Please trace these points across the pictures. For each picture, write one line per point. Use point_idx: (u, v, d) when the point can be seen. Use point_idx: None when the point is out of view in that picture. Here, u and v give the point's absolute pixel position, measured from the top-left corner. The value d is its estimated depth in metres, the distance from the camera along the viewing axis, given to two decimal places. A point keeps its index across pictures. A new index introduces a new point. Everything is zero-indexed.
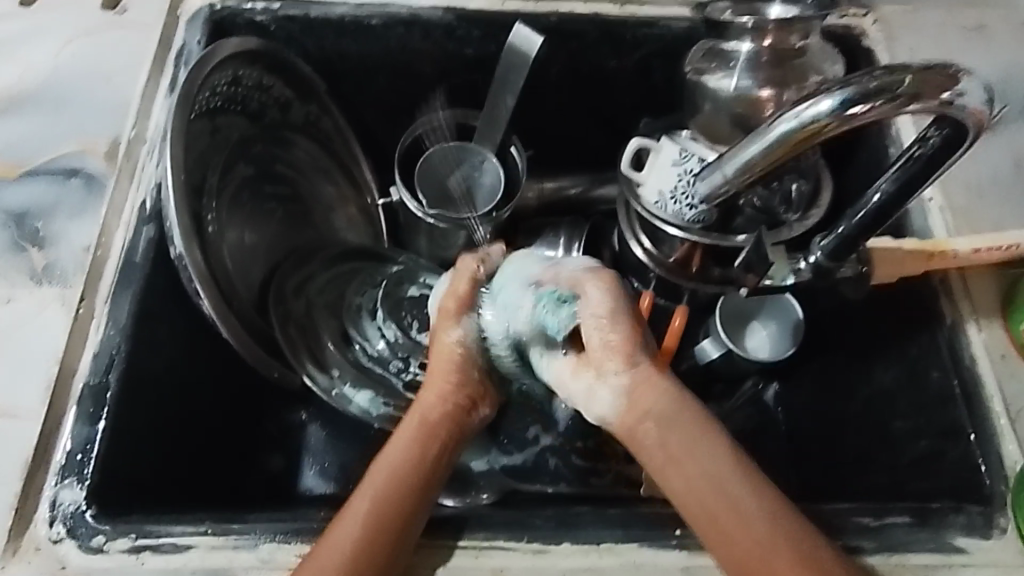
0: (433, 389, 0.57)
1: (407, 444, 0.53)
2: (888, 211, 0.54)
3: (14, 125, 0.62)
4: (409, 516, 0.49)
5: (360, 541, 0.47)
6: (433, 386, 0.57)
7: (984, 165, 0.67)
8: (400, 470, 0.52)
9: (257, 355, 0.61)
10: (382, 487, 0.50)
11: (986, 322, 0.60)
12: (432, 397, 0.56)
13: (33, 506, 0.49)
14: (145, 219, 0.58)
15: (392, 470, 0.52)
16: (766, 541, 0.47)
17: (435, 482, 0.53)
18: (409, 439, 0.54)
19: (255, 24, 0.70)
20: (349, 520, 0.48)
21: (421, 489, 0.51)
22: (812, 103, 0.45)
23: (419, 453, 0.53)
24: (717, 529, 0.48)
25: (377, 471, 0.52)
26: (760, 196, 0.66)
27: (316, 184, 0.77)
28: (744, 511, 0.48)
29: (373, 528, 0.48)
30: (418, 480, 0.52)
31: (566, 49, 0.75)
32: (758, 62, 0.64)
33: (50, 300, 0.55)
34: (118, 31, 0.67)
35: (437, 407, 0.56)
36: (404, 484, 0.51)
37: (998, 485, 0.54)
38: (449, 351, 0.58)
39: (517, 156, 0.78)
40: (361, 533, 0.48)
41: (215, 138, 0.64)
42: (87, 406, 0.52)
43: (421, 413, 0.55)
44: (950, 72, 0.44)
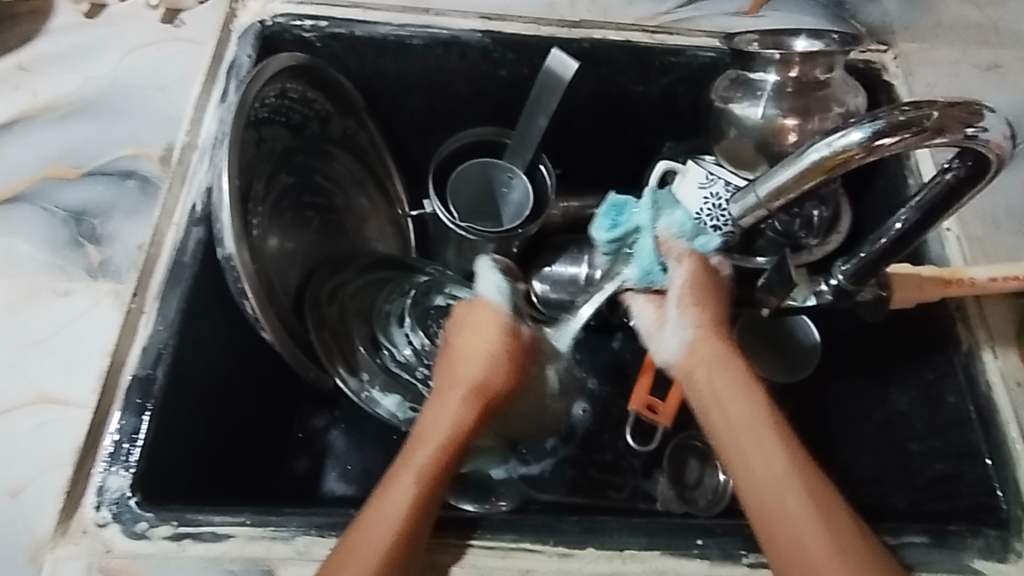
0: (467, 371, 0.59)
1: (450, 411, 0.57)
2: (910, 238, 0.56)
3: (75, 130, 0.66)
4: (425, 515, 0.50)
5: (417, 505, 0.50)
6: (474, 375, 0.59)
7: (999, 198, 0.69)
8: (446, 443, 0.55)
9: (295, 357, 0.64)
10: (420, 473, 0.52)
11: (1002, 351, 0.62)
12: (479, 377, 0.59)
13: (82, 490, 0.51)
14: (196, 221, 0.61)
15: (430, 443, 0.55)
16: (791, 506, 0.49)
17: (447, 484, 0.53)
18: (446, 415, 0.57)
19: (301, 40, 0.74)
20: (402, 487, 0.51)
21: (439, 491, 0.52)
22: (843, 133, 0.47)
23: (464, 425, 0.57)
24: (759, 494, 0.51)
25: (423, 445, 0.55)
26: (782, 221, 0.69)
27: (352, 196, 0.80)
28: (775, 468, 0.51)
29: (423, 499, 0.51)
30: (457, 454, 0.55)
31: (597, 74, 0.78)
32: (782, 92, 0.67)
33: (104, 295, 0.58)
34: (175, 44, 0.71)
35: (482, 377, 0.59)
36: (438, 462, 0.53)
37: (1014, 508, 0.56)
38: (494, 348, 0.61)
39: (546, 173, 0.81)
40: (400, 517, 0.49)
41: (261, 147, 0.67)
42: (135, 397, 0.54)
43: (463, 396, 0.58)
44: (974, 108, 0.46)
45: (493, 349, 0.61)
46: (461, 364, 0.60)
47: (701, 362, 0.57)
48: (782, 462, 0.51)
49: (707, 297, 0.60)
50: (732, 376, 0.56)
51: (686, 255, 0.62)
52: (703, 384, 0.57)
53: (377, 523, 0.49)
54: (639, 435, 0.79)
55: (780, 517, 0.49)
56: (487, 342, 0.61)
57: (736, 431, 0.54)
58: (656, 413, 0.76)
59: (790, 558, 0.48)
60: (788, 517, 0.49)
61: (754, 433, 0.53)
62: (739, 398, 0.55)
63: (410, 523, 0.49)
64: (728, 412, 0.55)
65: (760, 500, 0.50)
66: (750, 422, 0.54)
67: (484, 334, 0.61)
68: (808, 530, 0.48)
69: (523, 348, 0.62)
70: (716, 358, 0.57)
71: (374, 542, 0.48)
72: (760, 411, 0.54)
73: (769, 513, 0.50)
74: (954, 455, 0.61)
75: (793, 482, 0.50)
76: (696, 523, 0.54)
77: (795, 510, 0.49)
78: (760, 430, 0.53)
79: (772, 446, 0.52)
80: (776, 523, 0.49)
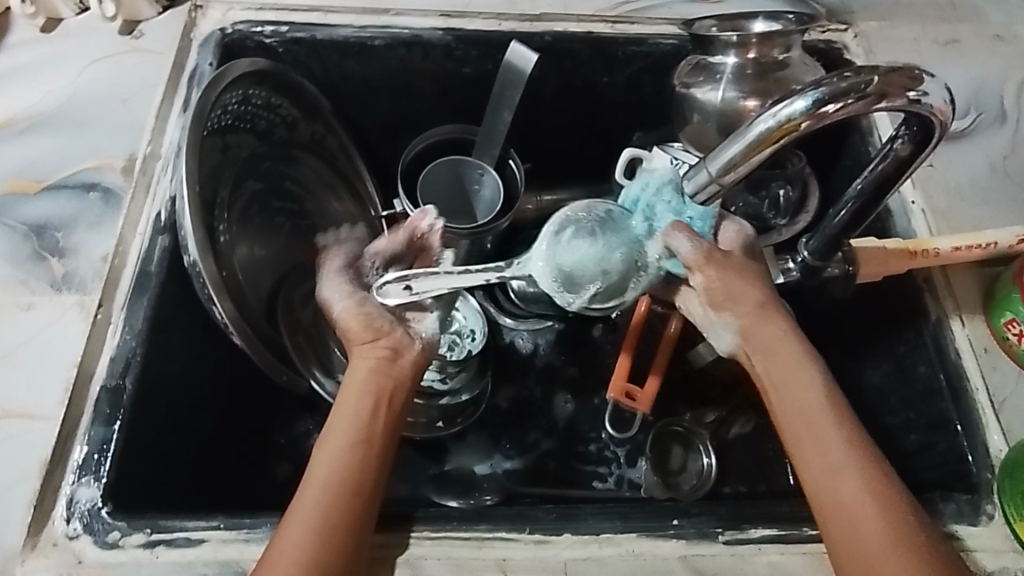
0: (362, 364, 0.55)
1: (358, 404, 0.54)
2: (867, 209, 0.57)
3: (35, 145, 0.66)
4: (337, 518, 0.48)
5: (320, 526, 0.48)
6: (359, 377, 0.55)
7: (962, 170, 0.70)
8: (355, 439, 0.52)
9: (265, 360, 0.62)
10: (330, 473, 0.50)
11: (969, 318, 0.62)
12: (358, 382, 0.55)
13: (52, 502, 0.50)
14: (160, 229, 0.61)
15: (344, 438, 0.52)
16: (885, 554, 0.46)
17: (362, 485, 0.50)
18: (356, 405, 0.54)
19: (263, 47, 0.74)
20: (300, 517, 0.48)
21: (352, 493, 0.50)
22: (787, 104, 0.47)
23: (371, 415, 0.54)
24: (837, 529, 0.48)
25: (336, 446, 0.52)
26: (748, 203, 0.71)
27: (323, 201, 0.80)
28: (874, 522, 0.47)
29: (331, 503, 0.49)
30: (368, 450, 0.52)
31: (560, 66, 0.78)
32: (742, 74, 0.68)
33: (70, 306, 0.58)
34: (134, 55, 0.71)
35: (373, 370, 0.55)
36: (352, 459, 0.51)
37: (985, 473, 0.56)
38: (363, 353, 0.55)
39: (515, 168, 0.81)
40: (314, 523, 0.48)
41: (226, 154, 0.67)
42: (105, 407, 0.54)
43: (354, 401, 0.54)
44: (914, 74, 0.47)
45: (366, 338, 0.56)
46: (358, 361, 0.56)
47: (804, 418, 0.52)
48: (842, 441, 0.51)
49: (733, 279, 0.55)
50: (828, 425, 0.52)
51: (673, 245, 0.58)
52: (762, 358, 0.55)
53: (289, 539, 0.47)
54: (619, 424, 0.78)
55: (837, 508, 0.49)
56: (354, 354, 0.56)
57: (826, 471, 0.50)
58: (634, 399, 0.75)
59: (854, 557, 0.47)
60: (840, 496, 0.49)
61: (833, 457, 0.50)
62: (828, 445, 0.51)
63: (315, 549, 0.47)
64: (793, 385, 0.54)
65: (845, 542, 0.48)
66: (813, 408, 0.52)
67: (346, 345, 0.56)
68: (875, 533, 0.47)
69: (386, 342, 0.56)
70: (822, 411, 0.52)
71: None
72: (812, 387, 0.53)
73: (827, 511, 0.49)
74: (928, 426, 0.61)
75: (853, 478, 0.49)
76: (671, 505, 0.55)
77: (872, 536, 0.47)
78: (819, 420, 0.52)
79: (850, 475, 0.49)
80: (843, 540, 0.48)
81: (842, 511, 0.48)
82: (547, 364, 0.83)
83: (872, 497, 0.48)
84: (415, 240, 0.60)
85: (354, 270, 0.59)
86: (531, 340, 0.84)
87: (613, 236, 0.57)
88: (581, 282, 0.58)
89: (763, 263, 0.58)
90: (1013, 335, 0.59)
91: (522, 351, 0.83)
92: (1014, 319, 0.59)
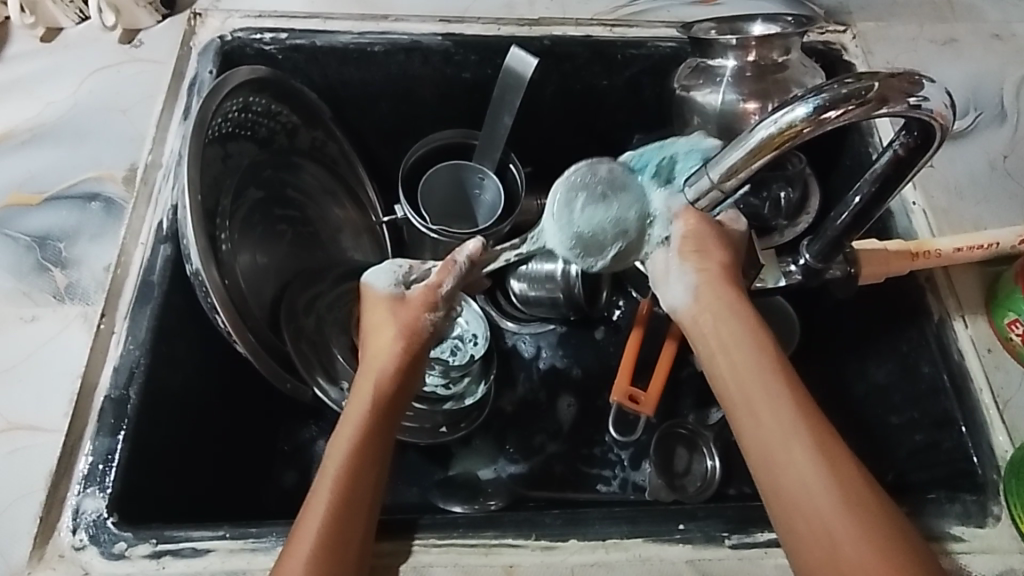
0: (382, 349, 0.55)
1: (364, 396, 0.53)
2: (869, 212, 0.57)
3: (37, 156, 0.66)
4: (334, 511, 0.48)
5: (331, 506, 0.48)
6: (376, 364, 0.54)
7: (962, 169, 0.70)
8: (359, 428, 0.52)
9: (271, 369, 0.63)
10: (337, 463, 0.50)
11: (971, 318, 0.63)
12: (380, 354, 0.55)
13: (58, 514, 0.50)
14: (163, 239, 0.61)
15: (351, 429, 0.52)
16: (843, 539, 0.44)
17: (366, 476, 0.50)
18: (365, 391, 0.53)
19: (263, 54, 0.74)
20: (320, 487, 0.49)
21: (354, 485, 0.49)
22: (788, 110, 0.47)
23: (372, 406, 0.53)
24: (793, 514, 0.46)
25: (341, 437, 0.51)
26: (749, 203, 0.70)
27: (324, 207, 0.80)
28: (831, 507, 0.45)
29: (338, 499, 0.48)
30: (374, 439, 0.52)
31: (560, 70, 0.78)
32: (742, 76, 0.68)
33: (74, 317, 0.58)
34: (134, 64, 0.71)
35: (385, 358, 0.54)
36: (357, 451, 0.51)
37: (990, 473, 0.56)
38: (391, 321, 0.56)
39: (516, 172, 0.81)
40: (323, 519, 0.47)
41: (227, 163, 0.67)
42: (109, 418, 0.54)
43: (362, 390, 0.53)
44: (915, 78, 0.47)
45: (394, 324, 0.55)
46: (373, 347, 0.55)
47: (756, 402, 0.50)
48: (794, 424, 0.48)
49: (709, 254, 0.55)
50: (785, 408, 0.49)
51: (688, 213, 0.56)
52: (708, 333, 0.53)
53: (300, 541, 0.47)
54: (622, 427, 0.79)
55: (795, 493, 0.46)
56: (382, 325, 0.56)
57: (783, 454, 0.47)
58: (639, 402, 0.76)
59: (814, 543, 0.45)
60: (792, 477, 0.47)
61: (789, 439, 0.48)
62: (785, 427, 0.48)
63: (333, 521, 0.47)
64: (731, 363, 0.51)
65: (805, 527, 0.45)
66: (768, 393, 0.50)
67: (373, 318, 0.57)
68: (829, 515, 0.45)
69: (414, 312, 0.56)
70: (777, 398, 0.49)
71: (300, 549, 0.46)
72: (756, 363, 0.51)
73: (784, 498, 0.46)
74: (932, 426, 0.61)
75: (805, 458, 0.47)
76: (678, 509, 0.54)
77: (828, 521, 0.45)
78: (763, 398, 0.49)
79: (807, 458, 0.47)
80: (801, 525, 0.45)
81: (800, 494, 0.46)
82: (550, 367, 0.83)
83: (831, 482, 0.46)
84: (473, 267, 0.57)
85: (405, 269, 0.59)
86: (534, 344, 0.84)
87: (626, 196, 0.57)
88: (602, 244, 0.57)
89: (741, 248, 0.57)
90: (1016, 335, 0.59)
91: (525, 355, 0.84)
92: (1017, 319, 0.59)
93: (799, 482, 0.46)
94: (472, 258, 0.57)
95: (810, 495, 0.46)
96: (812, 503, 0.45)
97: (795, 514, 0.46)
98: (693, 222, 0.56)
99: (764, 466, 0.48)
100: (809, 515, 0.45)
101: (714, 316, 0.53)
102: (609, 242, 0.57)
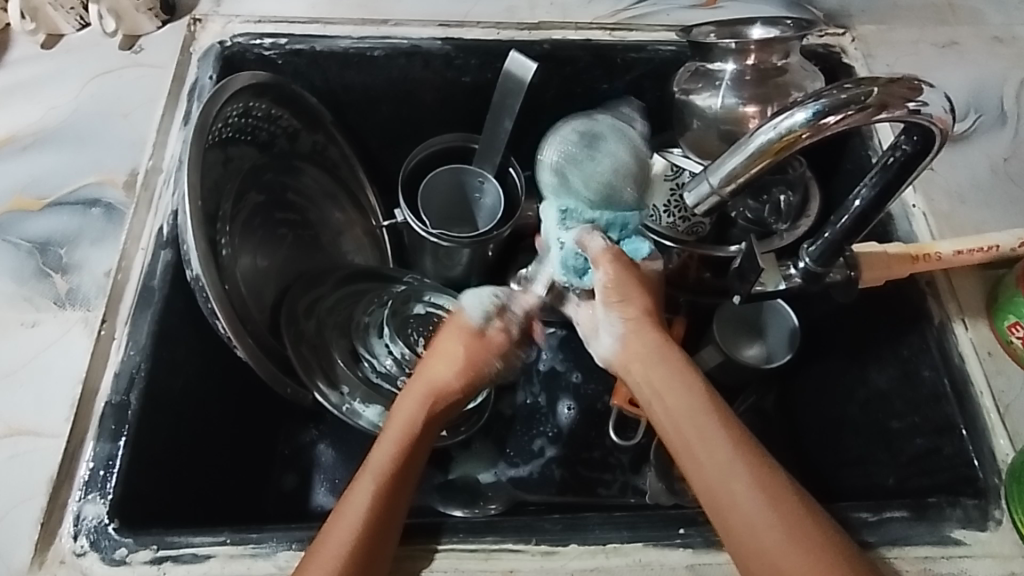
0: (440, 369, 0.58)
1: (409, 413, 0.56)
2: (869, 216, 0.57)
3: (38, 161, 0.66)
4: (378, 513, 0.50)
5: (372, 507, 0.50)
6: (435, 377, 0.58)
7: (963, 172, 0.70)
8: (404, 439, 0.54)
9: (270, 372, 0.63)
10: (381, 468, 0.52)
11: (972, 322, 0.63)
12: (440, 383, 0.57)
13: (59, 519, 0.50)
14: (163, 244, 0.61)
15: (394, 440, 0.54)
16: (769, 537, 0.46)
17: (405, 487, 0.52)
18: (415, 405, 0.56)
19: (263, 59, 0.74)
20: (357, 495, 0.51)
21: (394, 491, 0.51)
22: (787, 115, 0.48)
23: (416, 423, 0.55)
24: (722, 512, 0.48)
25: (385, 443, 0.54)
26: (749, 207, 0.72)
27: (325, 210, 0.80)
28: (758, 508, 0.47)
29: (380, 502, 0.50)
30: (414, 451, 0.54)
31: (560, 74, 0.78)
32: (742, 80, 0.68)
33: (74, 323, 0.58)
34: (135, 69, 0.71)
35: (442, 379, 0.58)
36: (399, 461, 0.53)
37: (991, 477, 0.56)
38: (457, 356, 0.58)
39: (515, 176, 0.81)
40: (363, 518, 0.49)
41: (227, 167, 0.67)
42: (110, 423, 0.54)
43: (411, 406, 0.56)
44: (914, 84, 0.47)
45: (463, 351, 0.59)
46: (430, 364, 0.59)
47: (677, 414, 0.52)
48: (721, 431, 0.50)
49: (632, 289, 0.58)
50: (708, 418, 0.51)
51: (600, 253, 0.60)
52: (645, 375, 0.54)
53: (341, 531, 0.48)
54: (623, 430, 0.78)
55: (724, 495, 0.48)
56: (450, 355, 0.59)
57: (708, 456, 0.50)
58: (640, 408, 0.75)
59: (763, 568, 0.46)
60: (736, 504, 0.48)
61: (710, 442, 0.50)
62: (708, 435, 0.50)
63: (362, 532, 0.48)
64: (671, 400, 0.52)
65: (734, 525, 0.47)
66: (694, 407, 0.52)
67: (442, 344, 0.60)
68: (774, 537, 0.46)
69: (487, 354, 0.59)
70: (696, 406, 0.52)
71: (330, 555, 0.47)
72: (690, 394, 0.52)
73: (715, 498, 0.48)
74: (933, 429, 0.61)
75: (746, 482, 0.48)
76: (678, 513, 0.54)
77: (758, 522, 0.47)
78: (701, 428, 0.51)
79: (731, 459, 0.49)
80: (733, 524, 0.47)
81: (725, 493, 0.48)
82: (550, 369, 0.83)
83: (757, 485, 0.48)
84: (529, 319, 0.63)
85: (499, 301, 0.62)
86: None
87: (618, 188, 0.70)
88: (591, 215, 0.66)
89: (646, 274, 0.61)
90: (1017, 338, 0.59)
91: None
92: (1017, 322, 0.59)
93: (726, 480, 0.48)
94: (528, 312, 0.63)
95: (737, 494, 0.48)
96: (741, 504, 0.47)
97: (722, 513, 0.48)
98: (604, 261, 0.59)
99: (708, 495, 0.49)
100: (733, 515, 0.48)
101: (648, 355, 0.55)
102: (626, 190, 0.68)
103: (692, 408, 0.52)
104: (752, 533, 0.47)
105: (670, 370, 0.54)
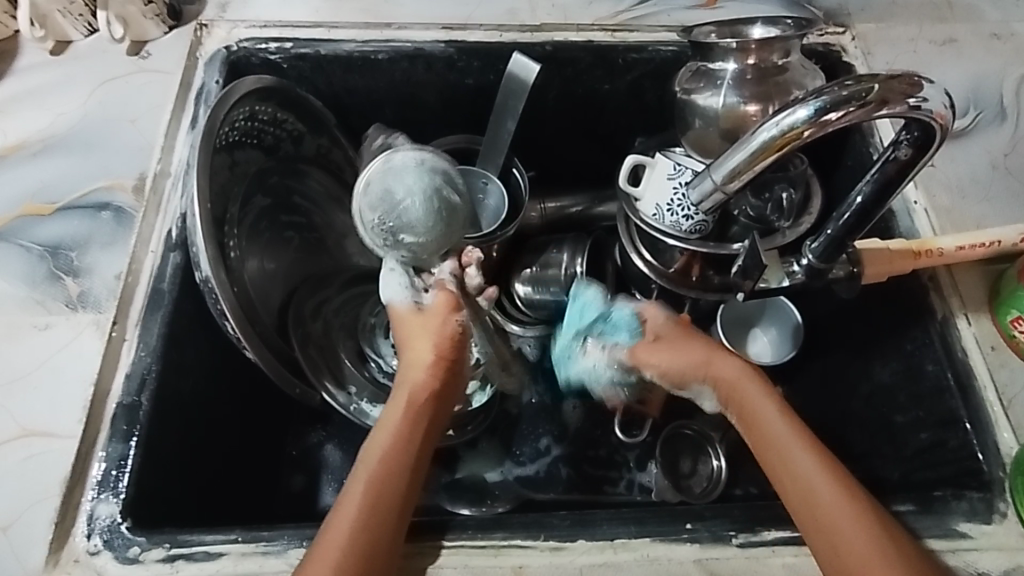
0: (416, 358, 0.59)
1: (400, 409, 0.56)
2: (871, 210, 0.57)
3: (47, 166, 0.67)
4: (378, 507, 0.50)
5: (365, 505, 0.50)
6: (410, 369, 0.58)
7: (963, 168, 0.70)
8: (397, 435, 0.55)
9: (279, 373, 0.63)
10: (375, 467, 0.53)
11: (975, 316, 0.63)
12: (412, 371, 0.58)
13: (73, 519, 0.51)
14: (172, 246, 0.62)
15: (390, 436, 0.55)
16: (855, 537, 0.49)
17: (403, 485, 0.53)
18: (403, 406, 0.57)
19: (268, 63, 0.75)
20: (351, 494, 0.51)
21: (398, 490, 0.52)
22: (789, 112, 0.48)
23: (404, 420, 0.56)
24: (817, 518, 0.51)
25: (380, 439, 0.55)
26: (751, 206, 0.68)
27: (330, 213, 0.81)
28: (844, 513, 0.50)
29: (373, 497, 0.51)
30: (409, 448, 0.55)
31: (562, 75, 0.79)
32: (742, 79, 0.67)
33: (85, 325, 0.58)
34: (142, 74, 0.72)
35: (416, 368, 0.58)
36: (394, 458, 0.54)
37: (996, 470, 0.56)
38: (420, 339, 0.59)
39: (519, 176, 0.80)
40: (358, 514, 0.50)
41: (234, 171, 0.67)
42: (122, 424, 0.55)
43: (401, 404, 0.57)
44: (914, 80, 0.48)
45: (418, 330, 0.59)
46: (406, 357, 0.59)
47: (764, 428, 0.57)
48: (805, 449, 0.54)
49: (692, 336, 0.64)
50: (795, 436, 0.55)
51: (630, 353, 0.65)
52: (740, 400, 0.59)
53: (339, 528, 0.49)
54: (630, 428, 0.79)
55: (813, 499, 0.51)
56: (413, 344, 0.59)
57: (798, 467, 0.53)
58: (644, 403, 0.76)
59: (833, 555, 0.49)
60: (827, 506, 0.51)
61: (801, 456, 0.54)
62: (798, 449, 0.54)
63: (372, 511, 0.50)
64: (763, 418, 0.57)
65: (822, 524, 0.50)
66: (779, 426, 0.56)
67: (405, 335, 0.60)
68: (856, 541, 0.49)
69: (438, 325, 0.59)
70: (783, 425, 0.56)
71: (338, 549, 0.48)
72: (780, 414, 0.57)
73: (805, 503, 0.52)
74: (937, 424, 0.61)
75: (831, 490, 0.51)
76: (685, 509, 0.55)
77: (844, 523, 0.50)
78: (789, 442, 0.55)
79: (819, 471, 0.53)
80: (823, 524, 0.50)
81: (817, 497, 0.51)
82: None
83: (843, 491, 0.51)
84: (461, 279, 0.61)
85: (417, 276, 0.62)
86: None
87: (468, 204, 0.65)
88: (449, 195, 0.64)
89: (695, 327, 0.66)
90: (1020, 333, 0.59)
91: None
92: (1020, 317, 0.59)
93: (812, 487, 0.52)
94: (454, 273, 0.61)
95: (827, 498, 0.51)
96: (828, 509, 0.50)
97: (816, 518, 0.51)
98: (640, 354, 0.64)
99: (793, 496, 0.52)
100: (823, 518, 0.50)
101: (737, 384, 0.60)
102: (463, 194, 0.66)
103: (781, 428, 0.56)
104: (839, 533, 0.49)
105: (756, 396, 0.59)
